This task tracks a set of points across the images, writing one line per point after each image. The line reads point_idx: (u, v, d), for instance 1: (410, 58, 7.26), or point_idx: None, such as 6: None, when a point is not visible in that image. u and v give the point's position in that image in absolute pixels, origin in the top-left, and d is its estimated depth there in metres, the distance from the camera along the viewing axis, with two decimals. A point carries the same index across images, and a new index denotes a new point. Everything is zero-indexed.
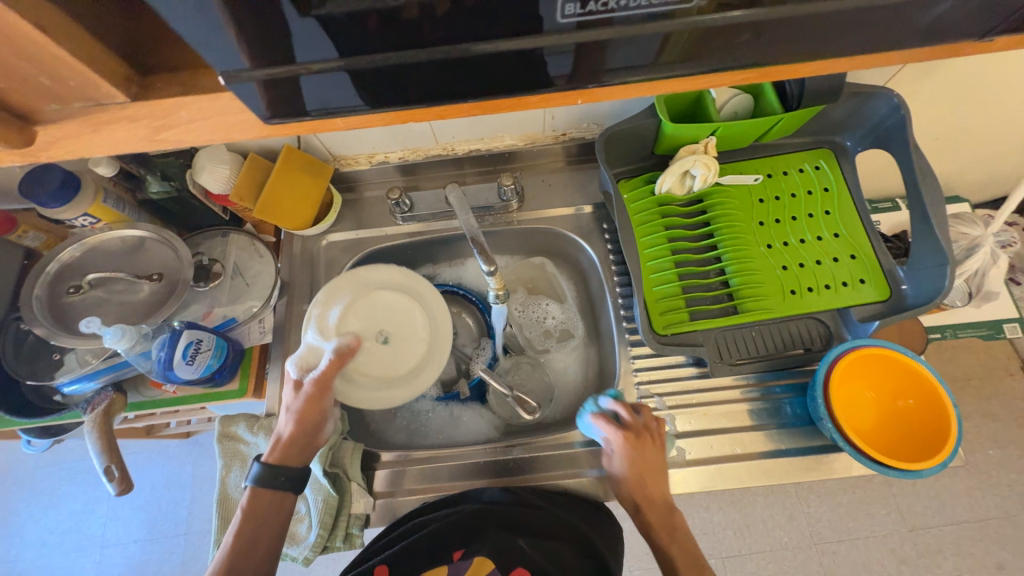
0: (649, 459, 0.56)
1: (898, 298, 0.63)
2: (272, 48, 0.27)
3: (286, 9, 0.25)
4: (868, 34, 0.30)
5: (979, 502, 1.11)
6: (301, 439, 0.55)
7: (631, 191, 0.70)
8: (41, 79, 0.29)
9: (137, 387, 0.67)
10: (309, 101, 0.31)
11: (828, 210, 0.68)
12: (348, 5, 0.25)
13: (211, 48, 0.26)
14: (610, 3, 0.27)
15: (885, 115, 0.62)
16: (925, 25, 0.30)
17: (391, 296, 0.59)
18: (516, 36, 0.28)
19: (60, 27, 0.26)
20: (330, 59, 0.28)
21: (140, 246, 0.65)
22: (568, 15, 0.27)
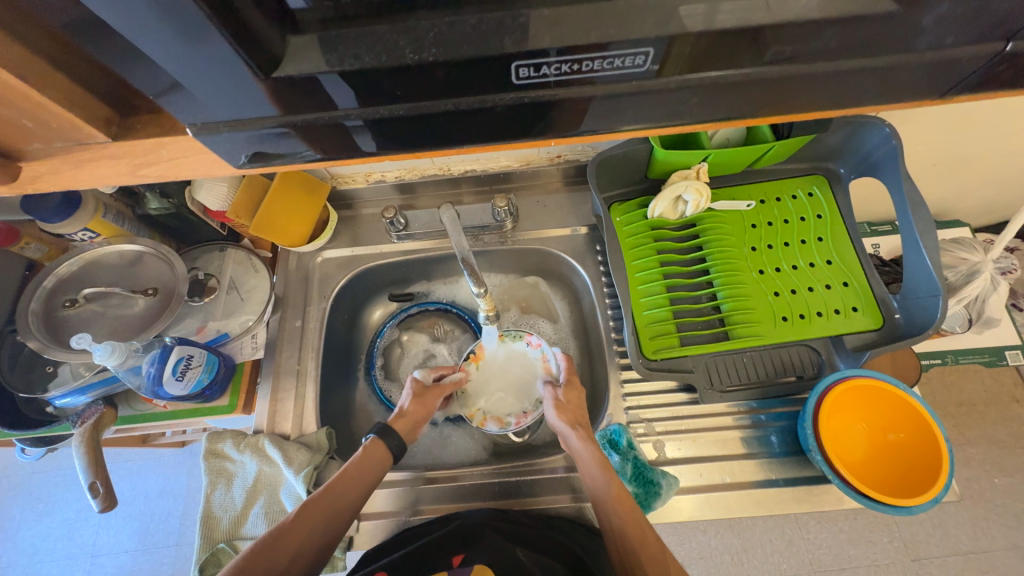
0: (573, 402, 0.62)
1: (891, 327, 0.62)
2: (249, 109, 0.31)
3: (256, 74, 0.29)
4: (817, 79, 0.31)
5: (985, 532, 1.08)
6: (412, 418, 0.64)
7: (624, 215, 0.70)
8: (27, 122, 0.32)
9: (129, 400, 0.68)
10: (342, 147, 0.35)
11: (820, 236, 0.68)
12: (306, 69, 0.29)
13: (195, 98, 0.29)
14: (563, 68, 0.30)
15: (876, 144, 0.63)
16: (846, 88, 0.32)
17: (518, 382, 0.69)
18: (478, 93, 0.31)
19: (44, 76, 0.30)
20: (308, 112, 0.32)
21: (138, 260, 0.66)
22: (523, 77, 0.30)
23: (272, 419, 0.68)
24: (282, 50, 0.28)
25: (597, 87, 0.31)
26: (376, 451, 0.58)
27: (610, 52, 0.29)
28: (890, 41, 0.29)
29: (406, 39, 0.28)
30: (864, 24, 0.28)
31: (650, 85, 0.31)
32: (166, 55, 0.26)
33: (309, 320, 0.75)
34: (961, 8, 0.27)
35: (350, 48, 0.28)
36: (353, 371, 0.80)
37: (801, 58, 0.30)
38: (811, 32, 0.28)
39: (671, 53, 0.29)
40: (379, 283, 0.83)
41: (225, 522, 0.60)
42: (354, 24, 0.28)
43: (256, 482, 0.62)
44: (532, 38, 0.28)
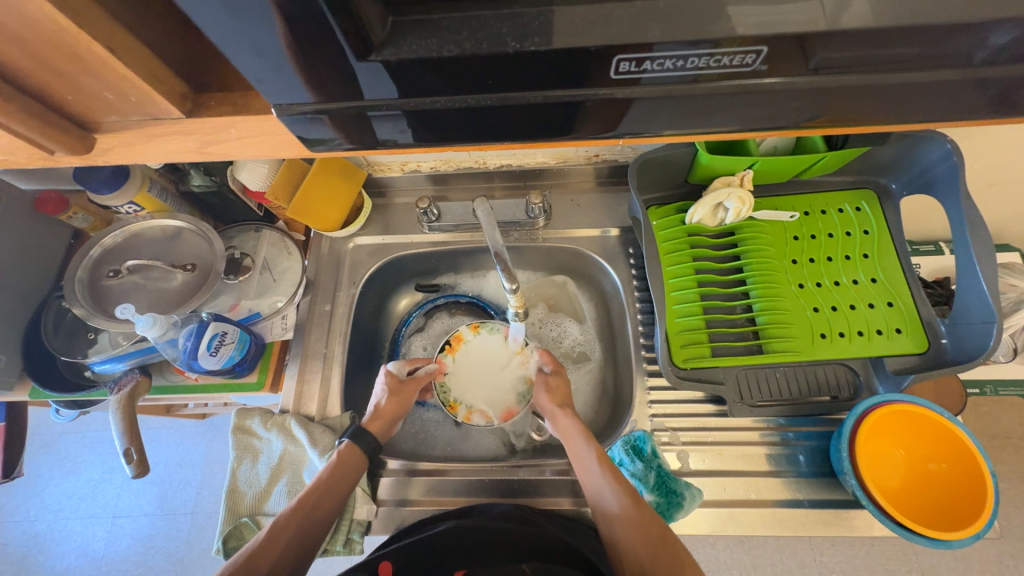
0: (563, 386, 0.64)
1: (936, 352, 0.60)
2: (329, 92, 0.30)
3: (348, 54, 0.27)
4: (913, 89, 0.29)
5: (1011, 571, 1.03)
6: (390, 414, 0.64)
7: (661, 218, 0.69)
8: (106, 94, 0.33)
9: (162, 371, 0.70)
10: (358, 134, 0.34)
11: (866, 253, 0.65)
12: (406, 53, 0.27)
13: (277, 82, 0.29)
14: (662, 64, 0.28)
15: (935, 161, 0.60)
16: (953, 100, 0.30)
17: (498, 375, 0.71)
18: (571, 89, 0.30)
19: (128, 50, 0.30)
20: (391, 99, 0.30)
21: (177, 236, 0.68)
22: (620, 72, 0.29)
23: (298, 400, 0.69)
24: (382, 36, 0.27)
25: (687, 86, 0.30)
26: (350, 451, 0.58)
27: (714, 51, 0.27)
28: (1012, 52, 0.27)
29: (509, 26, 0.27)
30: (998, 32, 0.26)
31: (749, 86, 0.30)
32: (258, 35, 0.26)
33: (338, 305, 0.76)
34: None
35: (450, 32, 0.27)
36: (376, 358, 0.81)
37: (912, 65, 0.28)
38: (928, 39, 0.26)
39: (782, 55, 0.28)
40: (407, 272, 0.83)
41: (249, 497, 0.62)
42: (461, 8, 0.27)
43: (281, 460, 0.63)
44: (637, 31, 0.27)
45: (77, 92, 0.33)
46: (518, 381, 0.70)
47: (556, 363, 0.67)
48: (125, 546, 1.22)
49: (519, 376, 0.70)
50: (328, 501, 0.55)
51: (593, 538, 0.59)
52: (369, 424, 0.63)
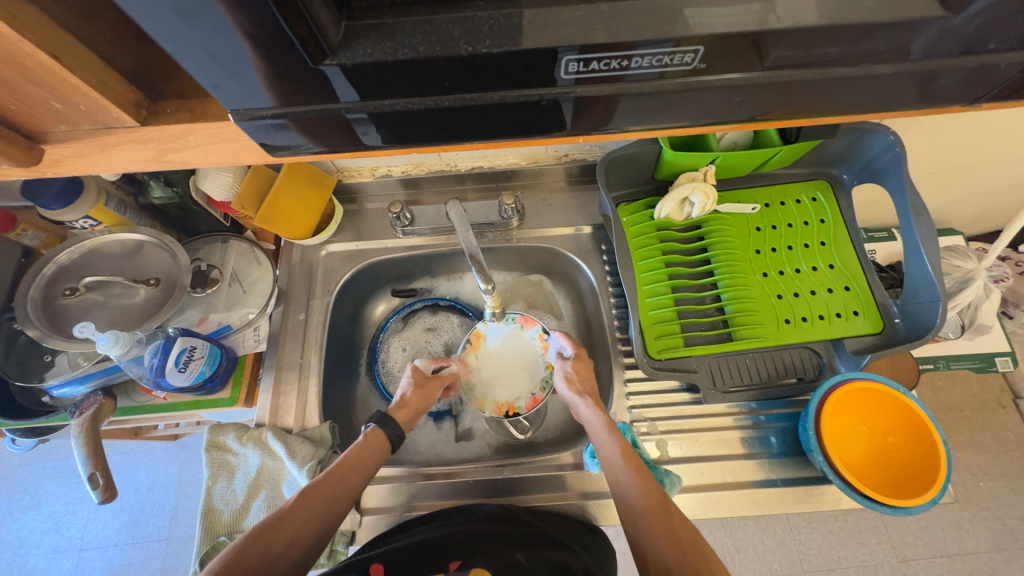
0: (583, 373, 0.63)
1: (890, 331, 0.63)
2: (287, 96, 0.30)
3: (304, 59, 0.27)
4: (848, 84, 0.31)
5: (971, 535, 1.10)
6: (417, 404, 0.63)
7: (630, 215, 0.71)
8: (54, 104, 0.32)
9: (128, 391, 0.67)
10: (334, 138, 0.34)
11: (823, 241, 0.69)
12: (361, 57, 0.28)
13: (234, 87, 0.29)
14: (615, 64, 0.29)
15: (880, 151, 0.64)
16: (883, 93, 0.33)
17: (521, 368, 0.69)
18: (530, 88, 0.31)
19: (75, 57, 0.29)
20: (352, 102, 0.31)
21: (139, 250, 0.65)
22: (571, 72, 0.30)
23: (274, 413, 0.68)
24: (335, 39, 0.27)
25: (640, 85, 0.31)
26: (375, 440, 0.57)
27: (662, 51, 0.29)
28: (933, 48, 0.29)
29: (461, 30, 0.27)
30: (918, 29, 0.28)
31: (697, 84, 0.31)
32: (208, 39, 0.25)
33: (312, 314, 0.74)
34: (995, 19, 0.27)
35: (404, 36, 0.27)
36: (354, 366, 0.80)
37: (845, 62, 0.30)
38: (857, 37, 0.28)
39: (729, 53, 0.29)
40: (382, 278, 0.82)
41: (226, 516, 0.60)
42: (412, 13, 0.27)
43: (258, 475, 0.62)
44: (589, 32, 0.28)
45: (22, 103, 0.32)
46: (541, 367, 0.68)
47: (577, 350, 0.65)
48: None
49: (541, 363, 0.69)
50: (340, 488, 0.52)
51: (578, 531, 0.60)
52: (396, 413, 0.61)
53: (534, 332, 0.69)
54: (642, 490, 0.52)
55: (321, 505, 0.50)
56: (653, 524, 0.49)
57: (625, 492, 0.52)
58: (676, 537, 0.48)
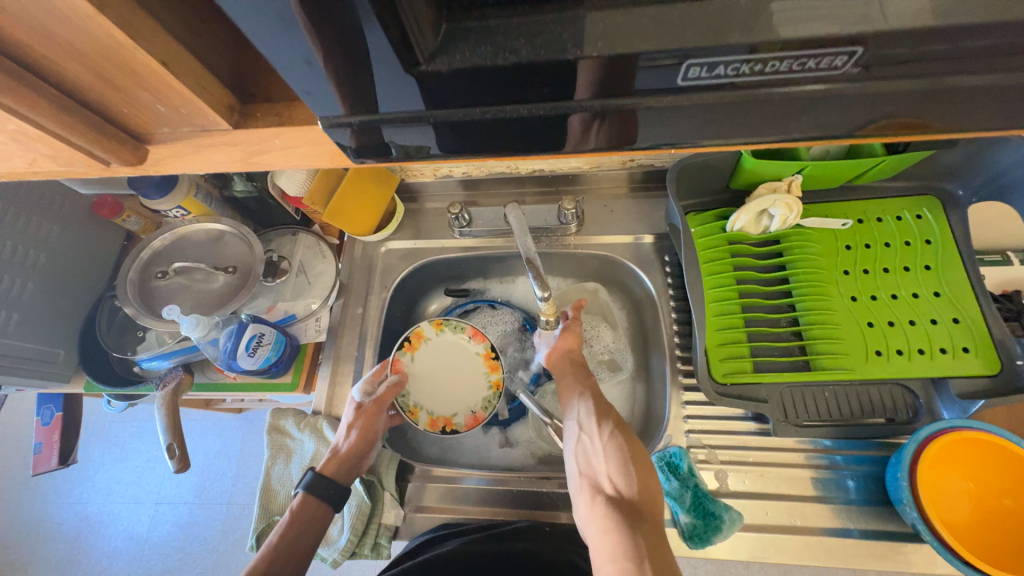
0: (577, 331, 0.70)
1: (1012, 374, 0.54)
2: (359, 103, 0.30)
3: (398, 65, 0.27)
4: (1003, 92, 0.26)
5: None
6: (356, 453, 0.61)
7: (700, 225, 0.66)
8: (159, 107, 0.34)
9: (204, 369, 0.73)
10: (377, 150, 0.34)
11: (928, 264, 0.60)
12: (457, 63, 0.27)
13: (321, 96, 0.29)
14: (741, 70, 0.26)
15: (1010, 165, 0.55)
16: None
17: (461, 379, 0.69)
18: (627, 97, 0.28)
19: (181, 63, 0.31)
20: (417, 111, 0.30)
21: (220, 239, 0.70)
22: (689, 78, 0.27)
23: (329, 402, 0.70)
24: (432, 47, 0.26)
25: (741, 92, 0.28)
26: (310, 506, 0.58)
27: (798, 53, 0.25)
28: None
29: (568, 32, 0.26)
30: None
31: (812, 91, 0.27)
32: (300, 48, 0.26)
33: (370, 308, 0.77)
34: None
35: (506, 40, 0.26)
36: None
37: (1005, 65, 0.25)
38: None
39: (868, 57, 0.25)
40: (437, 277, 0.83)
41: (281, 496, 0.63)
42: (517, 15, 0.26)
43: (313, 461, 0.65)
44: (693, 34, 0.25)
45: (133, 105, 0.34)
46: (483, 385, 0.69)
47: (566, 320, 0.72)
48: (166, 532, 1.28)
49: (484, 382, 0.69)
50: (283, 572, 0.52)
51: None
52: (327, 466, 0.60)
53: (481, 348, 0.69)
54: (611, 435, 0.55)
55: None
56: (608, 461, 0.53)
57: (588, 434, 0.57)
58: (629, 478, 0.51)
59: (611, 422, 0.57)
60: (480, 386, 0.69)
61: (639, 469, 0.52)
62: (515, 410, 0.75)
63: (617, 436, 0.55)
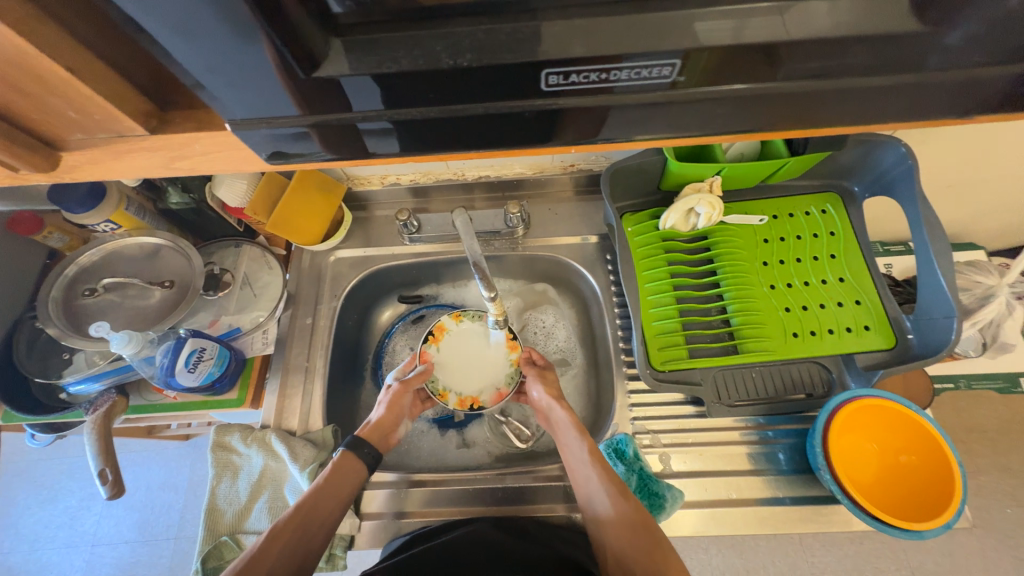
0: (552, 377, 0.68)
1: (903, 348, 0.62)
2: (263, 107, 0.31)
3: (296, 70, 0.29)
4: (831, 95, 0.32)
5: (996, 564, 1.01)
6: (388, 423, 0.65)
7: (636, 225, 0.71)
8: (70, 113, 0.34)
9: (140, 390, 0.69)
10: (347, 146, 0.36)
11: (833, 253, 0.68)
12: (345, 70, 0.30)
13: (231, 100, 0.31)
14: (609, 75, 0.31)
15: (890, 164, 0.63)
16: (870, 101, 0.32)
17: (485, 359, 0.69)
18: (516, 98, 0.32)
19: (90, 68, 0.31)
20: (377, 111, 0.33)
21: (156, 253, 0.68)
22: (551, 84, 0.31)
23: (279, 415, 0.69)
24: (325, 52, 0.29)
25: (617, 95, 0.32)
26: (348, 461, 0.58)
27: (632, 64, 0.30)
28: (917, 60, 0.30)
29: (443, 44, 0.29)
30: (897, 43, 0.28)
31: (676, 95, 0.32)
32: (206, 57, 0.27)
33: (320, 317, 0.76)
34: (973, 31, 0.28)
35: (389, 50, 0.29)
36: (359, 371, 0.81)
37: (832, 73, 0.30)
38: (840, 48, 0.29)
39: (705, 64, 0.30)
40: (389, 284, 0.84)
41: (229, 515, 0.61)
42: (397, 28, 0.28)
43: (261, 476, 0.63)
44: (564, 44, 0.29)
45: (42, 112, 0.34)
46: (506, 363, 0.68)
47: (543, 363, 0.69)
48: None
49: (507, 360, 0.69)
50: (316, 523, 0.53)
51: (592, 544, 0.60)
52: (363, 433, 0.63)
53: (499, 330, 0.69)
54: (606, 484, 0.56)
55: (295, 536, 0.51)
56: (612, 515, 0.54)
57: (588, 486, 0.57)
58: (634, 530, 0.52)
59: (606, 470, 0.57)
60: (503, 365, 0.69)
61: (642, 518, 0.53)
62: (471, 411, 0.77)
63: (614, 487, 0.55)
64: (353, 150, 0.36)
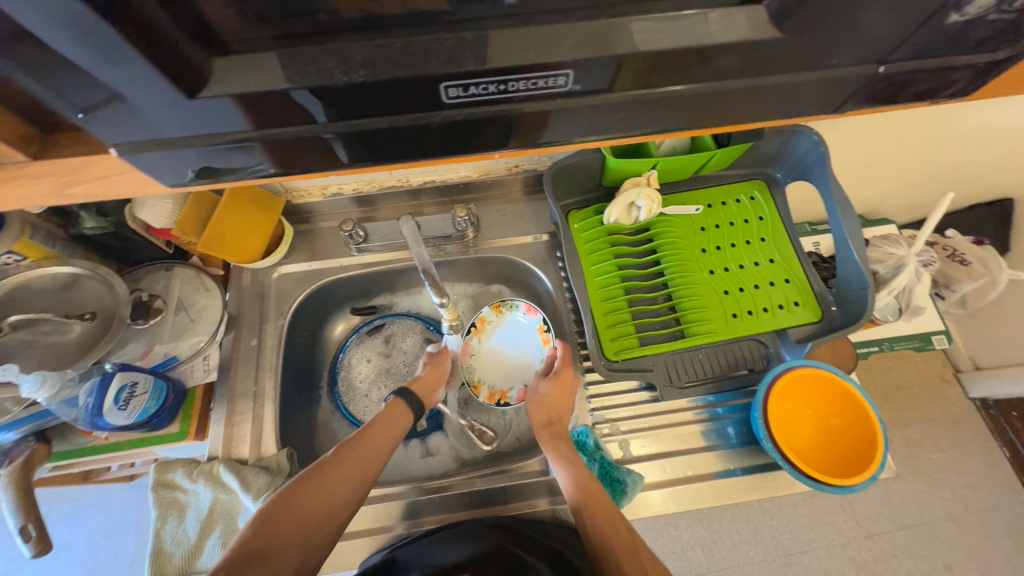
0: (551, 399, 0.63)
1: (829, 319, 0.67)
2: (202, 123, 0.32)
3: (179, 92, 0.29)
4: (712, 98, 0.35)
5: (925, 505, 1.12)
6: (432, 379, 0.68)
7: (582, 221, 0.73)
8: None
9: (65, 435, 0.64)
10: (297, 158, 0.37)
11: (763, 236, 0.72)
12: (235, 88, 0.30)
13: (134, 121, 0.30)
14: (508, 87, 0.32)
15: (807, 151, 0.68)
16: (752, 100, 0.35)
17: (520, 353, 0.73)
18: (418, 110, 0.33)
19: None
20: (323, 122, 0.33)
21: (72, 284, 0.62)
22: (452, 97, 0.32)
23: (228, 445, 0.65)
24: (208, 70, 0.29)
25: (517, 104, 0.33)
26: (399, 409, 0.62)
27: (527, 75, 0.31)
28: (782, 65, 0.32)
29: (335, 61, 0.29)
30: (761, 49, 0.31)
31: (572, 103, 0.34)
32: (79, 79, 0.27)
33: (266, 338, 0.72)
34: (823, 40, 0.30)
35: (277, 69, 0.30)
36: (314, 389, 0.79)
37: (710, 77, 0.33)
38: (711, 57, 0.31)
39: (592, 72, 0.31)
40: (340, 297, 0.81)
41: (178, 557, 0.57)
42: (277, 47, 0.29)
43: (211, 512, 0.59)
44: (458, 59, 0.30)
45: None
46: (538, 358, 0.72)
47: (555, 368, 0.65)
48: None
49: (539, 355, 0.72)
50: (374, 449, 0.56)
51: (563, 536, 0.60)
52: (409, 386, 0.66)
53: (534, 323, 0.72)
54: (607, 522, 0.51)
55: (358, 465, 0.54)
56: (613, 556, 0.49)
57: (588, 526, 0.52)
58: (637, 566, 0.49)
59: (607, 505, 0.53)
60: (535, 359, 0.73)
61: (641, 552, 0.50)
62: (433, 418, 0.76)
63: (617, 526, 0.52)
64: (304, 162, 0.37)
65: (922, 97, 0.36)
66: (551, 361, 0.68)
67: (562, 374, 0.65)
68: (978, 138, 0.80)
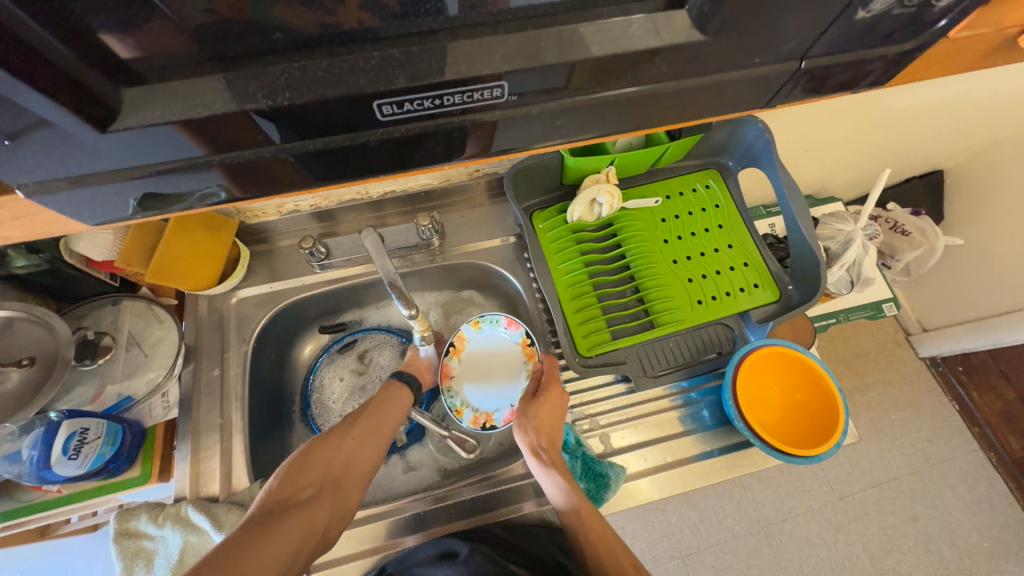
0: (543, 421, 0.61)
1: (787, 298, 0.70)
2: (150, 151, 0.31)
3: (89, 126, 0.28)
4: (645, 102, 0.35)
5: (890, 462, 1.19)
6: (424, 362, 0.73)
7: (545, 221, 0.73)
8: None
9: (10, 492, 0.59)
10: (252, 181, 0.35)
11: (720, 223, 0.75)
12: (149, 120, 0.29)
13: (52, 155, 0.29)
14: (443, 101, 0.32)
15: (753, 139, 0.70)
16: (684, 100, 0.36)
17: (503, 371, 0.70)
18: (354, 128, 0.33)
19: None
20: (275, 144, 0.33)
21: (7, 328, 0.56)
22: (387, 115, 0.32)
23: (195, 484, 0.62)
24: (117, 101, 0.28)
25: (454, 119, 0.33)
26: (397, 385, 0.67)
27: (460, 89, 0.31)
28: (704, 68, 0.34)
29: (257, 85, 0.29)
30: (679, 53, 0.32)
31: (509, 114, 0.34)
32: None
33: (228, 367, 0.69)
34: (737, 42, 0.32)
35: (195, 97, 0.29)
36: (286, 415, 0.76)
37: (637, 81, 0.34)
38: (633, 65, 0.32)
39: (523, 82, 0.32)
40: (307, 317, 0.79)
41: None
42: (198, 73, 0.29)
43: (182, 557, 0.55)
44: (387, 77, 0.30)
45: None
46: (522, 372, 0.69)
47: (543, 386, 0.64)
48: None
49: (524, 371, 0.69)
50: (379, 416, 0.62)
51: (555, 539, 0.60)
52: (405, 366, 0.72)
53: (517, 336, 0.70)
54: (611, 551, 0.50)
55: (367, 431, 0.60)
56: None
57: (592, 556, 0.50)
58: None
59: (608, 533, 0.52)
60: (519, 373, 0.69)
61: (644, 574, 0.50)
62: (412, 432, 0.75)
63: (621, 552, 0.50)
64: (264, 186, 0.36)
65: (845, 88, 0.39)
66: (538, 376, 0.66)
67: (550, 394, 0.63)
68: (907, 118, 0.85)
